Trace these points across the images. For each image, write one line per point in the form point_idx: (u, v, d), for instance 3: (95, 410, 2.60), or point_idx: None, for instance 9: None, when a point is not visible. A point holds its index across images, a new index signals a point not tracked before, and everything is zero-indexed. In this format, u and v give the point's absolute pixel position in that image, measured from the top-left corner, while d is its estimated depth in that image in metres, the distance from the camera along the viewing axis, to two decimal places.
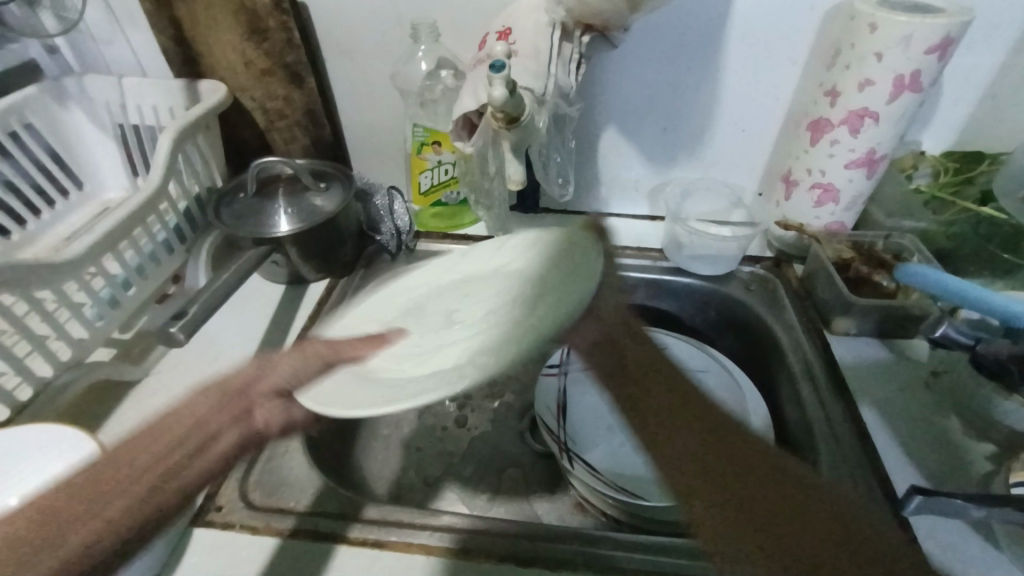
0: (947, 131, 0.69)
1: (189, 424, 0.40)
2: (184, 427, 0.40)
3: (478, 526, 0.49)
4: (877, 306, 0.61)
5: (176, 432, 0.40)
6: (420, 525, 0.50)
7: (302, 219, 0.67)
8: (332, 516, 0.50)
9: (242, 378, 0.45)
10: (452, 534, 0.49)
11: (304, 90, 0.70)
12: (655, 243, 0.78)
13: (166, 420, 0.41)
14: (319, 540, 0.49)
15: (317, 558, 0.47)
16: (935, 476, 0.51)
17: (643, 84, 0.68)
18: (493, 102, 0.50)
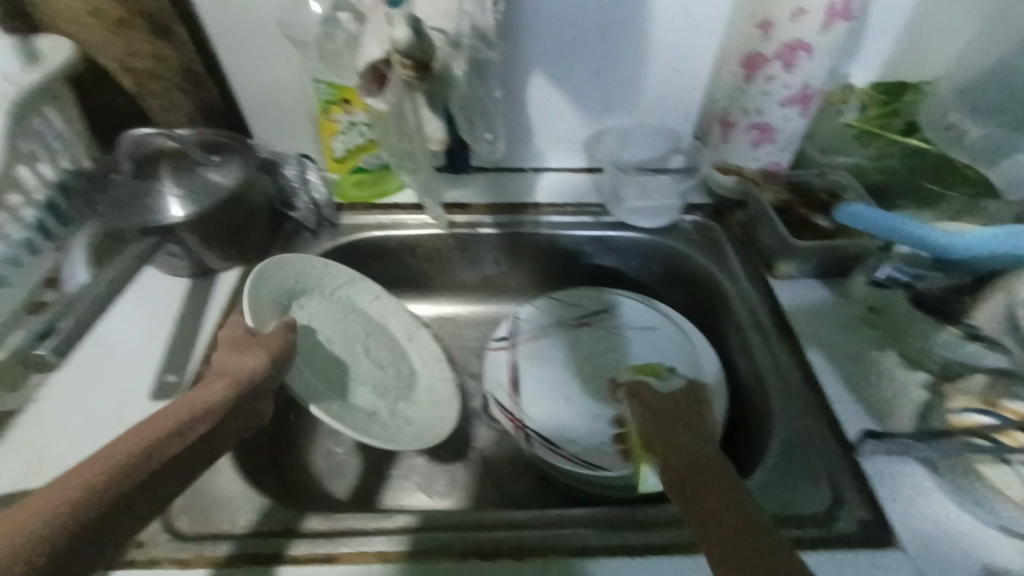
0: (875, 62, 0.68)
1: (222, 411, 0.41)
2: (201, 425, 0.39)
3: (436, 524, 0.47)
4: (818, 248, 0.61)
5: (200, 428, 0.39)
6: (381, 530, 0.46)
7: (198, 201, 0.57)
8: (275, 536, 0.45)
9: (255, 371, 0.46)
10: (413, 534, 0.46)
11: (176, 46, 0.60)
12: (596, 198, 0.75)
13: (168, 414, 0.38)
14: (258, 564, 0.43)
15: None
16: (878, 409, 0.52)
17: (569, 23, 0.62)
18: (397, 46, 0.43)
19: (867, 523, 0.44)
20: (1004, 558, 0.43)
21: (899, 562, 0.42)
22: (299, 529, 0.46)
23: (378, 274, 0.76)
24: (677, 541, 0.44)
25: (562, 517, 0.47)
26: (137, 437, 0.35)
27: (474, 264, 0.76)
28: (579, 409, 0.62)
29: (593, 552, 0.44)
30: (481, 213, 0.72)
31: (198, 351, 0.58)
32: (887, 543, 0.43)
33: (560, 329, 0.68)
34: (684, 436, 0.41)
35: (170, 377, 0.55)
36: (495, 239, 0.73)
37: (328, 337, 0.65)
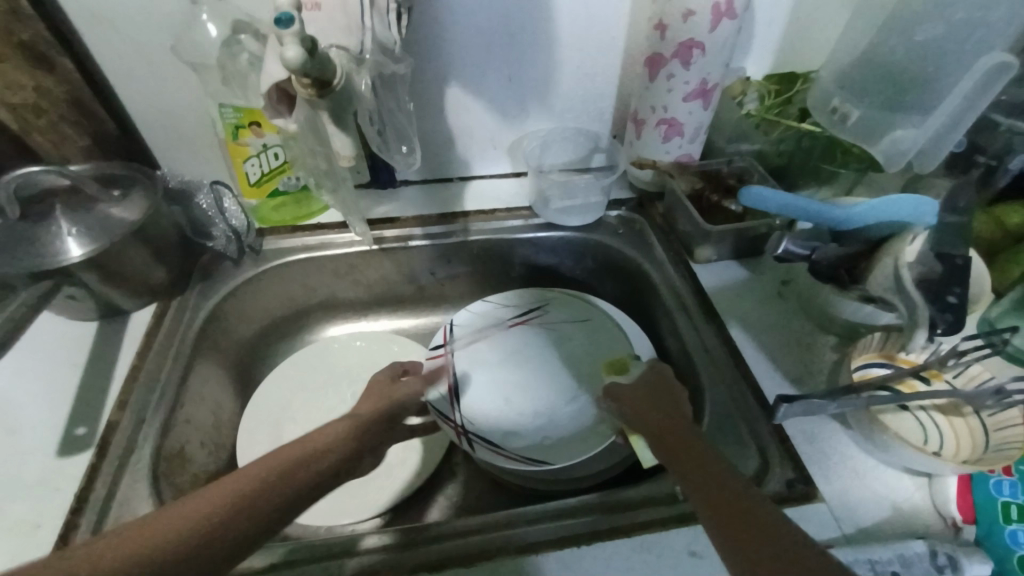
0: (765, 54, 0.73)
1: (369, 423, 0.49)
2: (316, 464, 0.40)
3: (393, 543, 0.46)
4: (730, 230, 0.65)
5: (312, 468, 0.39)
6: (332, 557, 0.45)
7: (97, 239, 0.54)
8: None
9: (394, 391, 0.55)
10: (359, 557, 0.45)
11: (59, 76, 0.56)
12: (523, 201, 0.76)
13: (293, 450, 0.40)
14: None
15: None
16: (797, 375, 0.56)
17: (478, 35, 0.63)
18: (291, 66, 0.41)
19: (793, 481, 0.47)
20: (910, 495, 0.47)
21: (822, 515, 0.45)
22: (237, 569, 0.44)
23: (310, 296, 0.73)
24: (619, 524, 0.45)
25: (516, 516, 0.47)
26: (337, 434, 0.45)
27: (408, 277, 0.75)
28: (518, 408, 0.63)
29: (537, 547, 0.44)
30: (410, 225, 0.72)
31: (111, 397, 0.54)
32: (808, 496, 0.46)
33: (492, 327, 0.69)
34: (669, 433, 0.43)
35: (80, 430, 0.51)
36: (427, 250, 0.72)
37: (316, 411, 0.67)
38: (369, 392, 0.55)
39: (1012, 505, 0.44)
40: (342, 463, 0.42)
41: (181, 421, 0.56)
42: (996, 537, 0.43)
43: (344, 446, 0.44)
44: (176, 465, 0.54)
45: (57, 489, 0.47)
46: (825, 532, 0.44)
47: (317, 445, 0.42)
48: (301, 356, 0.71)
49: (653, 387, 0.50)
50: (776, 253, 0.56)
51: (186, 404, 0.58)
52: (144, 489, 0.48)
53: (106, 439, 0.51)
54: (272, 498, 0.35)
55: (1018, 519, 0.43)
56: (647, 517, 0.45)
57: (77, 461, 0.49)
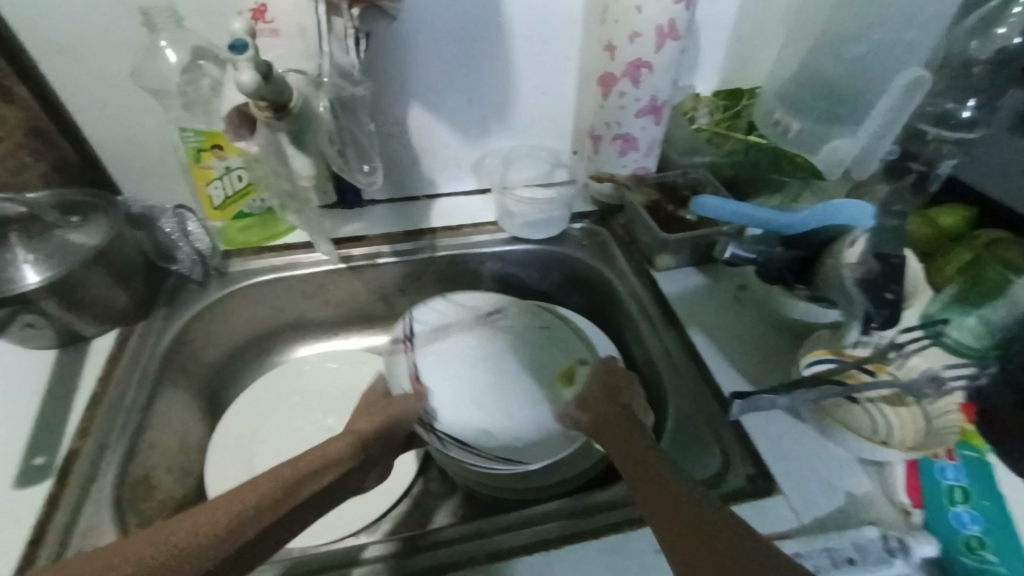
0: (712, 73, 0.78)
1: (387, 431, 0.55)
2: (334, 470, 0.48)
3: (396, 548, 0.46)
4: (686, 238, 0.68)
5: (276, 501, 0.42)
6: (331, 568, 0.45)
7: (56, 264, 0.53)
8: None
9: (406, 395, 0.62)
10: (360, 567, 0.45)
11: (17, 105, 0.56)
12: (489, 217, 0.78)
13: (263, 477, 0.43)
14: None
15: None
16: (754, 374, 0.59)
17: (437, 57, 0.65)
18: (245, 90, 0.43)
19: (754, 477, 0.49)
20: (863, 486, 0.49)
21: (780, 508, 0.47)
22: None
23: (279, 316, 0.73)
24: (592, 525, 0.46)
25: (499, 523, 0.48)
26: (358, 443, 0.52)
27: (378, 295, 0.76)
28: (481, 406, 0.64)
29: (511, 552, 0.45)
30: (378, 243, 0.73)
31: (70, 426, 0.53)
32: (768, 490, 0.48)
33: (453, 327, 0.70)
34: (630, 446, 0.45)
35: (36, 461, 0.50)
36: (395, 268, 0.73)
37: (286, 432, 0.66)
38: (366, 399, 0.61)
39: (957, 489, 0.47)
40: (314, 495, 0.45)
41: (146, 448, 0.55)
42: (943, 519, 0.45)
43: (313, 477, 0.46)
44: (139, 492, 0.53)
45: (12, 522, 0.46)
46: (782, 523, 0.46)
47: (288, 473, 0.44)
48: (270, 376, 0.71)
49: (610, 404, 0.53)
50: (725, 258, 0.58)
51: (150, 431, 0.57)
52: (105, 519, 0.47)
53: (65, 468, 0.50)
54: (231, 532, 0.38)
55: (961, 501, 0.46)
56: (618, 519, 0.47)
57: (33, 494, 0.48)
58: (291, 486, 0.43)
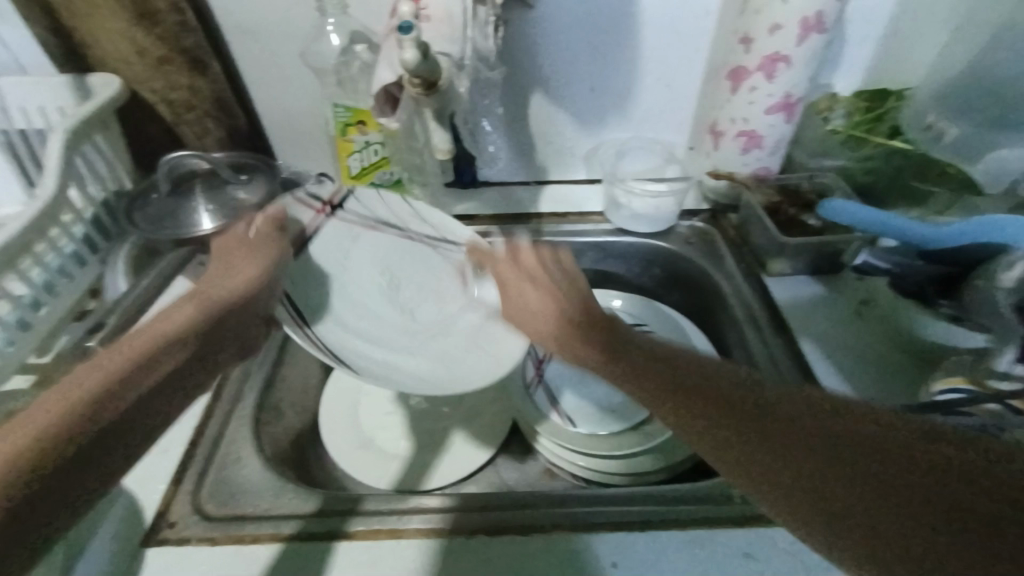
0: (857, 72, 0.72)
1: (236, 293, 0.46)
2: (186, 334, 0.40)
3: (448, 503, 0.49)
4: (807, 244, 0.64)
5: (148, 381, 0.36)
6: (336, 515, 0.48)
7: (226, 215, 0.63)
8: (312, 516, 0.48)
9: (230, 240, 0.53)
10: (360, 516, 0.48)
11: (209, 78, 0.65)
12: (597, 207, 0.79)
13: (113, 361, 0.35)
14: (295, 542, 0.45)
15: (296, 559, 0.44)
16: (870, 395, 0.55)
17: (566, 47, 0.67)
18: (406, 66, 0.48)
19: None
20: None
21: None
22: (296, 512, 0.48)
23: None
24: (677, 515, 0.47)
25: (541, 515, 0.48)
26: (188, 309, 0.42)
27: None
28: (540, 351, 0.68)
29: (595, 527, 0.46)
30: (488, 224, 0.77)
31: None
32: None
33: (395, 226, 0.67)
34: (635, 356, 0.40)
35: None
36: None
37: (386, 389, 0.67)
38: (225, 252, 0.51)
39: None
40: (182, 359, 0.39)
41: (280, 381, 0.64)
42: None
43: (176, 345, 0.39)
44: (271, 417, 0.60)
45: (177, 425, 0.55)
46: None
47: (131, 355, 0.36)
48: None
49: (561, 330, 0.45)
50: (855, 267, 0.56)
51: (282, 367, 0.65)
52: (247, 432, 0.55)
53: (219, 387, 0.59)
54: (115, 411, 0.33)
55: None
56: (672, 516, 0.46)
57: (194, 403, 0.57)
58: (151, 358, 0.37)
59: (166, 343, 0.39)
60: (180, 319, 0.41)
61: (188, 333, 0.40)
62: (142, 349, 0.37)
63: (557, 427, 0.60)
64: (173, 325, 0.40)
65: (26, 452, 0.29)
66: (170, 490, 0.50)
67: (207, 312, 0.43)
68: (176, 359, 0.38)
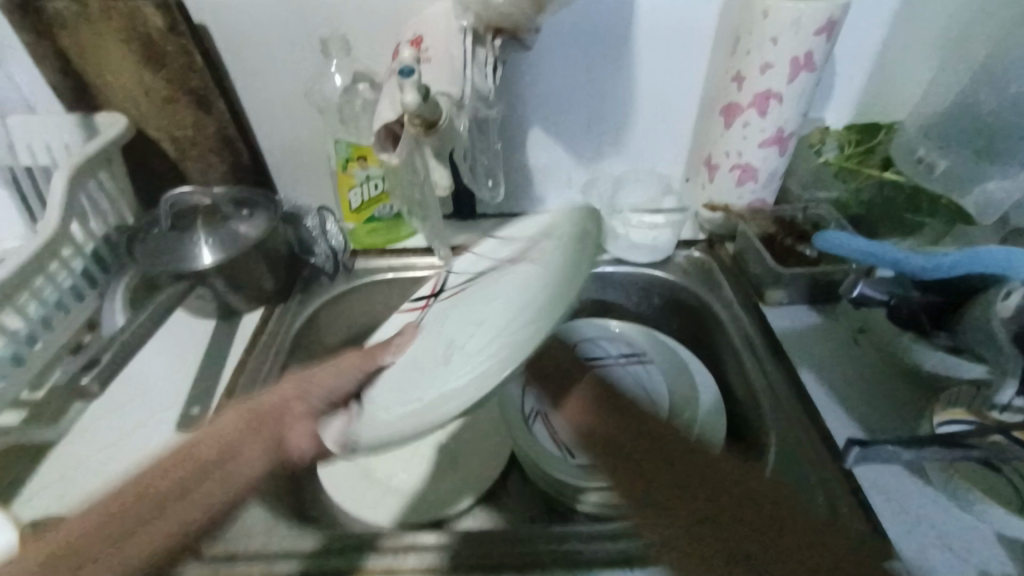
0: (847, 106, 0.74)
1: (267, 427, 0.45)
2: (206, 460, 0.41)
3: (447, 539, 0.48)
4: (803, 273, 0.65)
5: (181, 475, 0.39)
6: (325, 558, 0.46)
7: (227, 248, 0.63)
8: (316, 554, 0.47)
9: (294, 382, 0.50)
10: (371, 553, 0.47)
11: (213, 115, 0.67)
12: (594, 237, 0.79)
13: (138, 486, 0.39)
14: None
15: None
16: (872, 426, 0.55)
17: (562, 84, 0.69)
18: (407, 107, 0.49)
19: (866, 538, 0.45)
20: (1002, 566, 0.43)
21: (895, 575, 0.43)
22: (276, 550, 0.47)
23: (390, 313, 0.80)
24: (674, 550, 0.46)
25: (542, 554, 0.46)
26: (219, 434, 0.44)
27: None
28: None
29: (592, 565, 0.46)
30: None
31: (220, 386, 0.62)
32: (883, 552, 0.44)
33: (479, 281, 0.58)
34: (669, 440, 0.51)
35: (194, 412, 0.59)
36: None
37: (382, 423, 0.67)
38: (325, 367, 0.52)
39: None
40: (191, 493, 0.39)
41: None
42: None
43: (188, 472, 0.40)
44: None
45: None
46: None
47: (136, 489, 0.38)
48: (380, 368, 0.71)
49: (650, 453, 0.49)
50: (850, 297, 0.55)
51: None
52: None
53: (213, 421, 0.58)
54: (95, 543, 0.35)
55: None
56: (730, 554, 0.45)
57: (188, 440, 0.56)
58: (158, 488, 0.39)
59: (178, 474, 0.40)
60: (201, 448, 0.42)
61: (204, 464, 0.41)
62: (151, 486, 0.39)
63: (558, 459, 0.59)
64: (196, 452, 0.42)
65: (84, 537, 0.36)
66: None
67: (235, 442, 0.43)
68: (213, 449, 0.42)
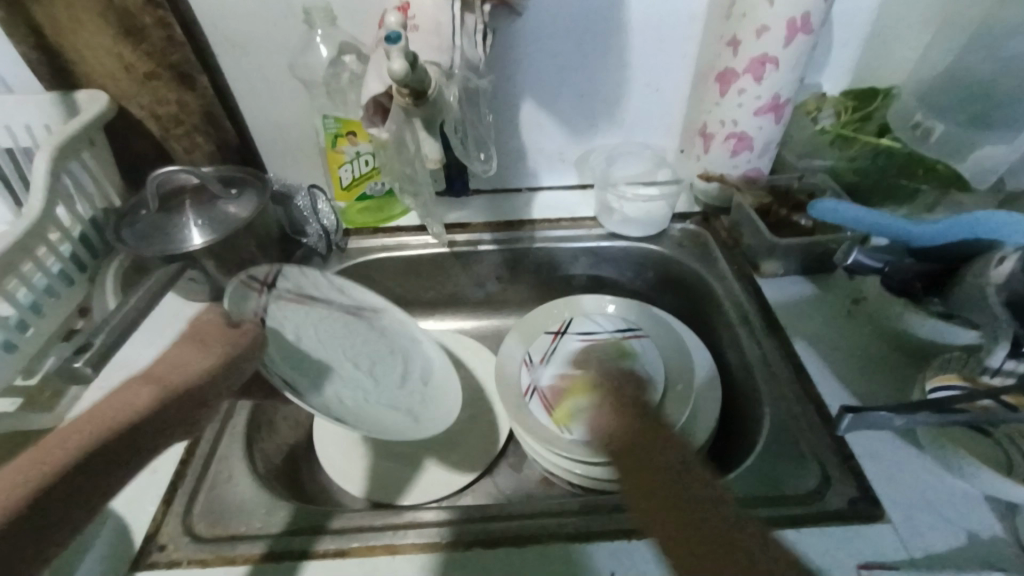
0: (842, 72, 0.71)
1: (174, 406, 0.37)
2: (121, 441, 0.33)
3: (452, 515, 0.49)
4: (797, 245, 0.65)
5: (104, 450, 0.32)
6: (300, 533, 0.48)
7: (214, 230, 0.63)
8: (280, 535, 0.47)
9: (202, 358, 0.41)
10: (327, 535, 0.47)
11: (197, 92, 0.66)
12: (588, 212, 0.79)
13: (60, 442, 0.31)
14: (264, 563, 0.45)
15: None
16: (865, 393, 0.55)
17: (553, 53, 0.67)
18: (394, 77, 0.47)
19: (856, 500, 0.47)
20: (991, 528, 0.44)
21: (885, 535, 0.44)
22: (247, 533, 0.48)
23: (386, 293, 0.80)
24: None
25: (544, 530, 0.47)
26: (130, 402, 0.35)
27: (475, 279, 0.80)
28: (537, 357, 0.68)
29: (591, 535, 0.46)
30: (479, 231, 0.76)
31: None
32: (875, 517, 0.45)
33: (325, 301, 0.64)
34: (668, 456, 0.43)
35: None
36: (494, 255, 0.76)
37: None
38: (202, 335, 0.43)
39: None
40: (104, 474, 0.32)
41: None
42: None
43: (98, 452, 0.32)
44: (263, 433, 0.60)
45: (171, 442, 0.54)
46: (888, 554, 0.43)
47: (41, 464, 0.30)
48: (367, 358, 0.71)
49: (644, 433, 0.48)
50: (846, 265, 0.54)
51: None
52: (238, 449, 0.55)
53: None
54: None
55: None
56: None
57: None
58: (67, 466, 0.30)
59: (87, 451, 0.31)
60: (113, 421, 0.33)
61: (119, 444, 0.33)
62: (54, 462, 0.30)
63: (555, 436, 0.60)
64: (104, 423, 0.33)
65: (16, 498, 0.28)
66: (161, 510, 0.49)
67: (147, 424, 0.35)
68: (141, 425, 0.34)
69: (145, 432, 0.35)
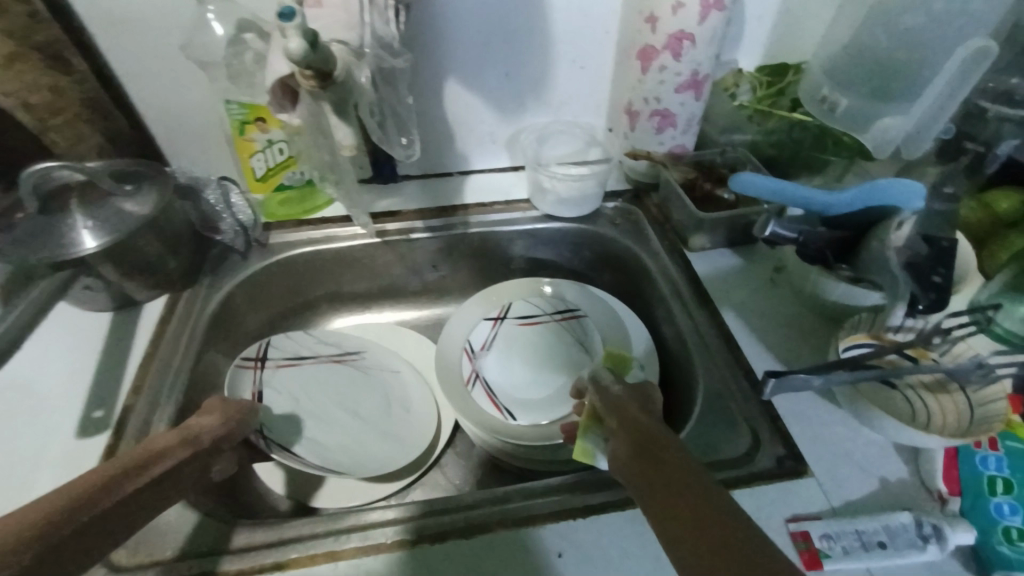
0: (755, 47, 0.75)
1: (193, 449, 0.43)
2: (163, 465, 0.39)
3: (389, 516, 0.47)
4: (723, 218, 0.67)
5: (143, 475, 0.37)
6: (203, 555, 0.44)
7: (112, 231, 0.55)
8: (177, 560, 0.44)
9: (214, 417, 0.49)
10: (230, 555, 0.44)
11: (74, 76, 0.59)
12: (522, 194, 0.78)
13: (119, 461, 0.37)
14: None
15: None
16: (787, 357, 0.59)
17: (473, 31, 0.65)
18: (292, 57, 0.44)
19: (783, 459, 0.49)
20: (899, 472, 0.49)
21: (810, 489, 0.47)
22: (155, 557, 0.44)
23: (316, 288, 0.76)
24: (610, 498, 0.47)
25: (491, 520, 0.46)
26: (157, 445, 0.41)
27: (411, 268, 0.77)
28: (478, 344, 0.67)
29: (538, 519, 0.46)
30: (411, 218, 0.73)
31: (127, 381, 0.56)
32: (798, 473, 0.48)
33: (311, 356, 0.67)
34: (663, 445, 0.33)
35: (97, 413, 0.53)
36: (428, 243, 0.74)
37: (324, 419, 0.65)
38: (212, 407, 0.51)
39: (998, 479, 0.45)
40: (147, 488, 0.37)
41: (196, 405, 0.58)
42: (981, 510, 0.44)
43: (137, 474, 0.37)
44: None
45: (78, 468, 0.49)
46: (811, 505, 0.46)
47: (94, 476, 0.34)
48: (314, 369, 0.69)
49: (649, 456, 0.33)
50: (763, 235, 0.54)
51: (198, 391, 0.60)
52: None
53: (122, 421, 0.52)
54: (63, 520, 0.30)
55: (1003, 491, 0.44)
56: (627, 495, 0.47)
57: (94, 442, 0.51)
58: (115, 481, 0.35)
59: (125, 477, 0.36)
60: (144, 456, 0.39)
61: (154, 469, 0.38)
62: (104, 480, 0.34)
63: (499, 422, 0.60)
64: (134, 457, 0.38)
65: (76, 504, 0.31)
66: None
67: (173, 459, 0.40)
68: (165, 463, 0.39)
69: (173, 466, 0.40)
